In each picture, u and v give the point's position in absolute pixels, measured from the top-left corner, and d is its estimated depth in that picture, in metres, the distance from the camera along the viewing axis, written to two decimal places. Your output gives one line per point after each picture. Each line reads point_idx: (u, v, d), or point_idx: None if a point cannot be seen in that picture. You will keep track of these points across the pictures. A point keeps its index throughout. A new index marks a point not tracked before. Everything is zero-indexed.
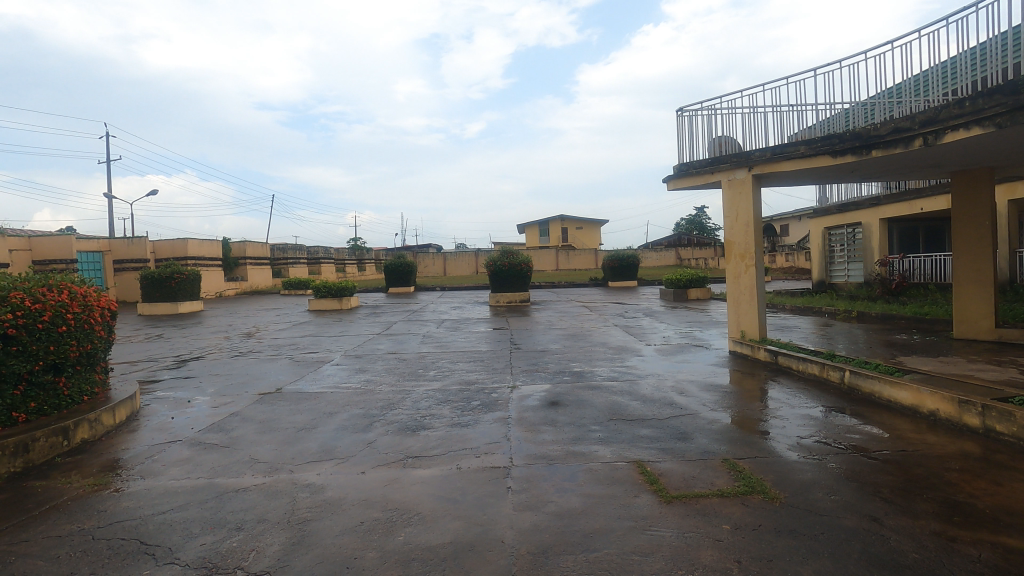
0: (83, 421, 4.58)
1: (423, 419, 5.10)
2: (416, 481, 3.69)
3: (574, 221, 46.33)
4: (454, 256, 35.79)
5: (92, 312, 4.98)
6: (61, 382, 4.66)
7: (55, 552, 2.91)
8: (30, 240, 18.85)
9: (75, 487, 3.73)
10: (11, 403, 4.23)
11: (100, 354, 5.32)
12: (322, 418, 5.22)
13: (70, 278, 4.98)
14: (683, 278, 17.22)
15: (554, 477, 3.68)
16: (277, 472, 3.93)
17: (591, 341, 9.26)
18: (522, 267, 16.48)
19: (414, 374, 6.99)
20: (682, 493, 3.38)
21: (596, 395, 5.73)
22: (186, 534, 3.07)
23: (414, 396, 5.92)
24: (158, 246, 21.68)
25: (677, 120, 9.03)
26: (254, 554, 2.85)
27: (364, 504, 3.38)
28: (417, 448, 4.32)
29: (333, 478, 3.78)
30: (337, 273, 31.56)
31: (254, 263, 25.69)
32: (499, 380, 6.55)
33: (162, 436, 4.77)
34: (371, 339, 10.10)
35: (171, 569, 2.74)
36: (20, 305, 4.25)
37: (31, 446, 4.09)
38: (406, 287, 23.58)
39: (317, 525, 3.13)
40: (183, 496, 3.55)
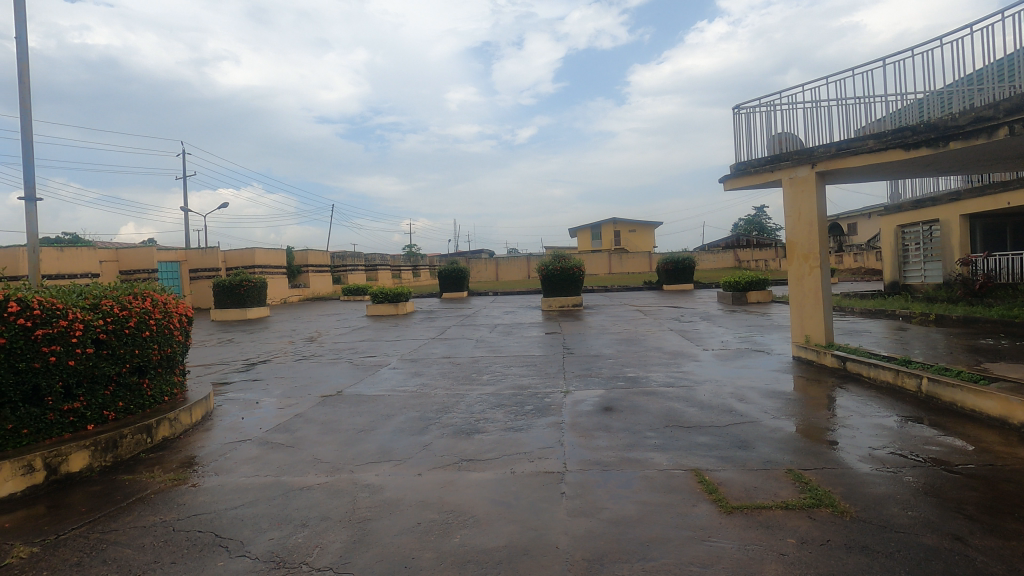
0: (164, 419, 4.92)
1: (477, 422, 5.16)
2: (471, 484, 3.75)
3: (626, 223, 45.60)
4: (506, 261, 36.03)
5: (171, 318, 5.38)
6: (145, 383, 5.04)
7: (141, 541, 3.14)
8: (118, 252, 20.49)
9: (157, 481, 4.01)
10: (103, 403, 4.59)
11: (179, 358, 5.69)
12: (380, 420, 5.37)
13: (152, 286, 5.38)
14: (742, 279, 16.61)
15: (609, 483, 3.64)
16: (338, 471, 4.08)
17: (646, 346, 9.07)
18: (574, 271, 16.41)
19: (468, 379, 7.08)
20: (743, 504, 3.27)
21: (651, 401, 5.61)
22: (256, 528, 3.24)
23: (468, 400, 6.00)
24: (229, 255, 23.02)
25: (733, 118, 8.77)
26: (318, 550, 2.98)
27: (421, 505, 3.46)
28: (471, 452, 4.39)
29: (391, 479, 3.89)
30: (393, 280, 32.48)
31: (317, 270, 26.82)
32: (552, 385, 6.53)
33: (234, 435, 5.06)
34: (426, 344, 10.30)
35: (243, 562, 2.89)
36: (110, 312, 4.62)
37: (119, 443, 4.42)
38: (460, 293, 23.92)
39: (376, 524, 3.23)
40: (253, 493, 3.75)
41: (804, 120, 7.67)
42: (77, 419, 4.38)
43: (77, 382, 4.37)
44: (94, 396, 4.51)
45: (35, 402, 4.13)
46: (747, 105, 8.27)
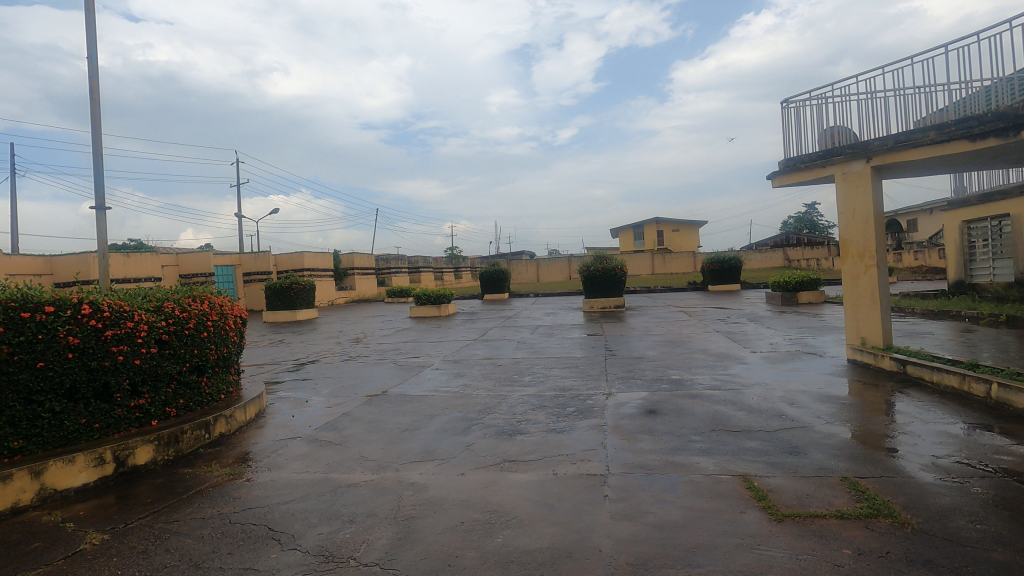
0: (221, 416, 5.16)
1: (519, 423, 5.17)
2: (513, 484, 3.76)
3: (670, 223, 44.74)
4: (547, 262, 35.98)
5: (227, 319, 5.64)
6: (203, 381, 5.30)
7: (200, 532, 3.30)
8: (178, 256, 21.58)
9: (214, 475, 4.21)
10: (165, 399, 4.85)
11: (234, 358, 5.95)
12: (424, 420, 5.46)
13: (210, 289, 5.66)
14: (792, 279, 16.03)
15: (653, 487, 3.58)
16: (384, 469, 4.17)
17: (691, 348, 8.88)
18: (616, 272, 16.24)
19: (510, 380, 7.10)
20: (795, 512, 3.15)
21: (696, 404, 5.49)
22: (306, 523, 3.35)
23: (510, 401, 6.02)
24: (280, 259, 23.89)
25: (782, 113, 8.48)
26: (365, 545, 3.06)
27: (464, 505, 3.49)
28: (514, 452, 4.40)
29: (435, 478, 3.95)
30: (436, 282, 32.97)
31: (362, 273, 27.50)
32: (594, 387, 6.47)
33: (285, 433, 5.24)
34: (468, 345, 10.39)
35: (294, 555, 3.00)
36: (172, 314, 4.89)
37: (180, 438, 4.66)
38: (501, 294, 24.04)
39: (421, 522, 3.29)
40: (303, 489, 3.88)
41: (858, 112, 7.35)
42: (142, 415, 4.64)
43: (143, 379, 4.63)
44: (157, 393, 4.77)
45: (105, 398, 4.40)
46: (796, 99, 7.99)
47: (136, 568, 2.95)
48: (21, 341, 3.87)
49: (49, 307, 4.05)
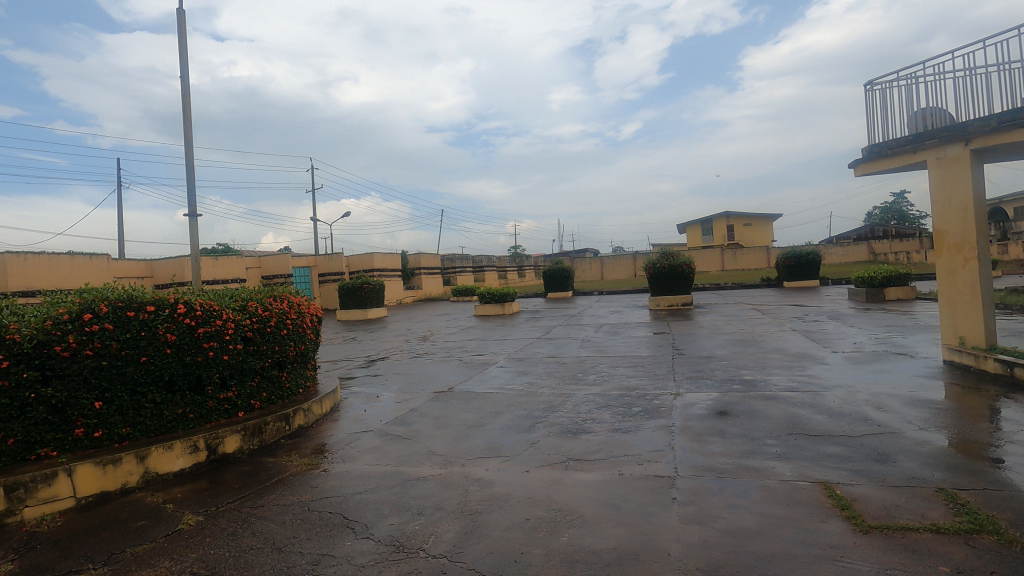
0: (300, 409, 5.46)
1: (584, 422, 5.13)
2: (578, 483, 3.74)
3: (741, 217, 42.89)
4: (612, 260, 35.48)
5: (304, 318, 5.97)
6: (284, 376, 5.63)
7: (282, 517, 3.52)
8: (260, 259, 22.92)
9: (294, 465, 4.46)
10: (250, 392, 5.19)
11: (311, 355, 6.28)
12: (489, 417, 5.53)
13: (289, 290, 6.01)
14: (878, 274, 14.96)
15: (724, 492, 3.45)
16: (451, 464, 4.27)
17: (764, 347, 8.47)
18: (684, 268, 15.79)
19: (574, 378, 7.06)
20: (883, 523, 2.94)
21: (770, 406, 5.24)
22: (378, 513, 3.49)
23: (575, 400, 5.99)
24: (352, 260, 24.95)
25: (865, 96, 7.92)
26: (433, 537, 3.14)
27: (529, 502, 3.51)
28: (578, 451, 4.38)
29: (500, 474, 4.00)
30: (500, 281, 33.32)
31: (428, 272, 28.21)
32: (661, 387, 6.31)
33: (358, 426, 5.48)
34: (533, 343, 10.42)
35: (367, 543, 3.13)
36: (255, 312, 5.24)
37: (264, 429, 4.98)
38: (565, 292, 23.94)
39: (487, 517, 3.34)
40: (375, 481, 4.04)
41: (953, 92, 6.73)
42: (231, 406, 4.99)
43: (230, 373, 4.99)
44: (243, 386, 5.12)
45: (198, 390, 4.77)
46: (881, 80, 7.43)
47: (226, 548, 3.18)
48: (127, 337, 4.27)
49: (150, 306, 4.44)
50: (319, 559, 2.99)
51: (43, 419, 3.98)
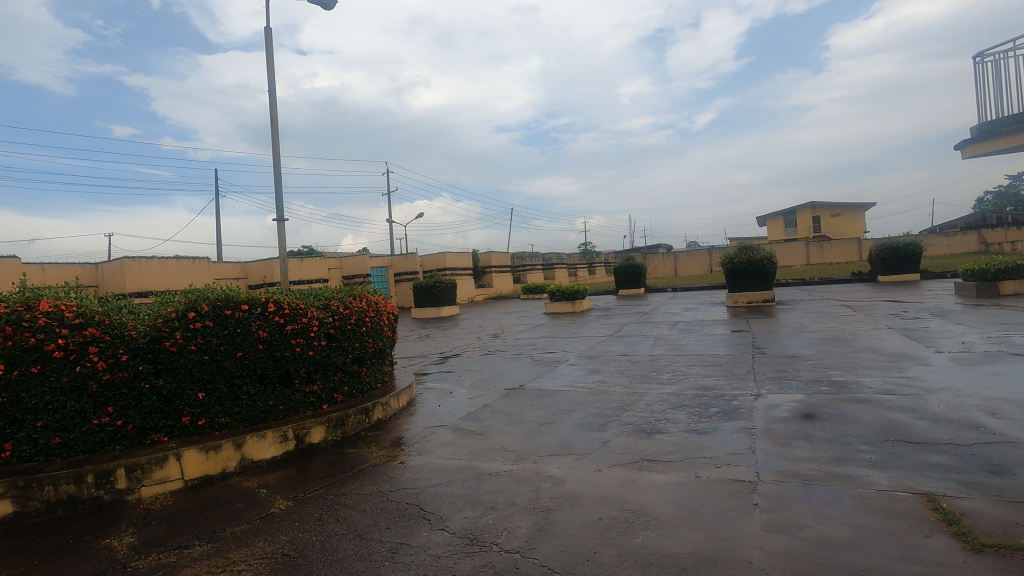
0: (379, 403, 5.70)
1: (658, 422, 5.00)
2: (652, 485, 3.65)
3: (828, 207, 40.18)
4: (686, 256, 34.33)
5: (382, 315, 6.24)
6: (363, 371, 5.90)
7: (363, 506, 3.70)
8: (341, 260, 24.12)
9: (374, 456, 4.67)
10: (333, 386, 5.48)
11: (388, 351, 6.53)
12: (560, 414, 5.52)
13: (367, 289, 6.29)
14: (990, 266, 13.52)
15: (811, 499, 3.25)
16: (523, 461, 4.30)
17: (856, 346, 7.89)
18: (764, 263, 15.04)
19: (647, 377, 6.91)
20: (998, 542, 2.66)
21: (864, 410, 4.87)
22: (452, 506, 3.58)
23: (648, 399, 5.86)
24: (426, 259, 25.73)
25: (975, 70, 7.18)
26: (506, 532, 3.18)
27: (602, 501, 3.48)
28: (652, 452, 4.28)
29: (572, 472, 3.98)
30: (570, 278, 33.22)
31: (499, 271, 28.57)
32: (739, 387, 6.04)
33: (432, 421, 5.63)
34: (604, 341, 10.30)
35: (442, 534, 3.22)
36: (337, 310, 5.53)
37: (346, 421, 5.24)
38: (638, 289, 23.45)
39: (559, 515, 3.34)
40: (449, 474, 4.15)
41: None
42: (316, 399, 5.29)
43: (316, 368, 5.29)
44: (327, 380, 5.41)
45: (287, 384, 5.10)
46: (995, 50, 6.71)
47: (313, 532, 3.38)
48: (225, 334, 4.65)
49: (244, 305, 4.80)
50: (397, 548, 3.11)
51: (156, 407, 4.41)
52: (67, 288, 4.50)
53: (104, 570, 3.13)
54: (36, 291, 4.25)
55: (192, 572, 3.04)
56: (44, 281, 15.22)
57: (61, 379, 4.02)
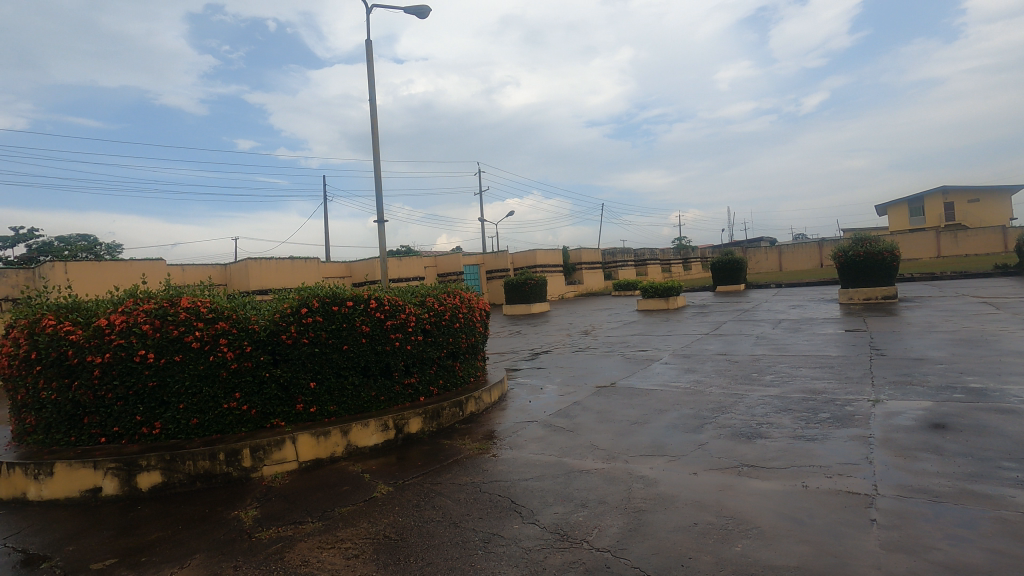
0: (472, 397, 5.88)
1: (760, 426, 4.72)
2: (753, 492, 3.46)
3: (964, 191, 35.62)
4: (792, 249, 31.97)
5: (474, 312, 6.43)
6: (457, 365, 6.12)
7: (457, 495, 3.84)
8: (437, 259, 25.07)
9: (468, 448, 4.83)
10: (429, 379, 5.73)
11: (480, 347, 6.72)
12: (653, 414, 5.38)
13: (461, 286, 6.52)
14: None
15: (940, 519, 2.92)
16: (614, 460, 4.25)
17: (999, 349, 6.95)
18: (884, 256, 13.67)
19: (748, 378, 6.54)
20: None
21: (1008, 421, 4.29)
22: (543, 501, 3.62)
23: (749, 401, 5.54)
24: (517, 257, 26.10)
25: None
26: (597, 531, 3.16)
27: (697, 506, 3.35)
28: (753, 457, 4.05)
29: (665, 474, 3.87)
30: (663, 274, 32.22)
31: (590, 267, 28.32)
32: (854, 391, 5.54)
33: (523, 416, 5.72)
34: (700, 339, 9.89)
35: (533, 528, 3.27)
36: (432, 307, 5.79)
37: (441, 413, 5.46)
38: (737, 285, 22.21)
39: (652, 517, 3.26)
40: (540, 469, 4.19)
41: None
42: (414, 391, 5.56)
43: (413, 362, 5.56)
44: (423, 373, 5.67)
45: (388, 376, 5.40)
46: None
47: (412, 518, 3.56)
48: (333, 328, 5.02)
49: (350, 302, 5.16)
50: (490, 538, 3.20)
51: (275, 394, 4.86)
52: (202, 286, 5.08)
53: (234, 538, 3.51)
54: (178, 289, 4.85)
55: (305, 546, 3.32)
56: (185, 281, 17.27)
57: (198, 367, 4.55)
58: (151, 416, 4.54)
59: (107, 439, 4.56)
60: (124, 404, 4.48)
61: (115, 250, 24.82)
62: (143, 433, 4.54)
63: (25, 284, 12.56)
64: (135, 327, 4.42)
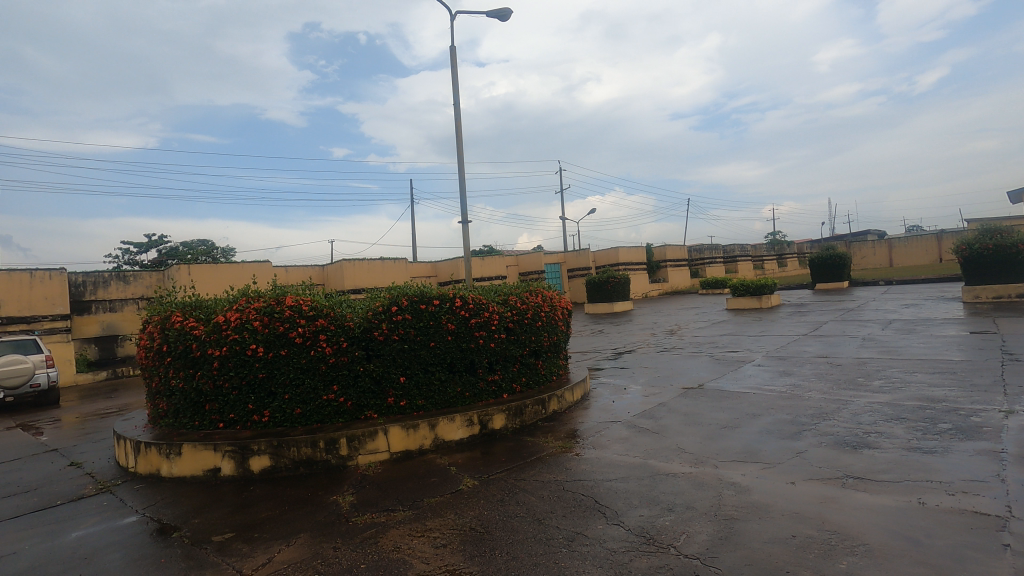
0: (554, 395, 5.89)
1: (867, 435, 4.36)
2: (860, 505, 3.21)
3: None
4: (905, 243, 29.10)
5: (556, 310, 6.45)
6: (539, 364, 6.17)
7: (541, 492, 3.87)
8: (518, 258, 25.39)
9: (551, 446, 4.85)
10: (512, 376, 5.82)
11: (563, 345, 6.73)
12: (745, 418, 5.12)
13: (542, 285, 6.56)
14: None
15: None
16: (702, 464, 4.10)
17: None
18: (1018, 249, 12.10)
19: (852, 383, 6.04)
20: None
21: None
22: (628, 502, 3.56)
23: (854, 408, 5.13)
24: (598, 255, 25.80)
25: None
26: (685, 537, 3.07)
27: (795, 517, 3.16)
28: (860, 468, 3.75)
29: (760, 482, 3.67)
30: (755, 271, 30.52)
31: (675, 265, 27.39)
32: (981, 401, 4.96)
33: (606, 416, 5.65)
34: (797, 340, 9.28)
35: (618, 529, 3.23)
36: (514, 306, 5.87)
37: (523, 411, 5.53)
38: (840, 282, 20.56)
39: (745, 526, 3.11)
40: (625, 470, 4.13)
41: None
42: (497, 388, 5.66)
43: (497, 359, 5.67)
44: (507, 371, 5.77)
45: (472, 372, 5.55)
46: None
47: (497, 512, 3.64)
48: (421, 326, 5.23)
49: (437, 300, 5.35)
50: (574, 537, 3.20)
51: (368, 387, 5.14)
52: (303, 285, 5.48)
53: (334, 521, 3.76)
54: (283, 288, 5.26)
55: (397, 533, 3.49)
56: (288, 281, 18.69)
57: (301, 361, 4.91)
58: (262, 405, 4.96)
59: (224, 425, 5.04)
60: (238, 393, 4.93)
61: (230, 254, 27.36)
62: (254, 420, 4.97)
63: (157, 284, 14.17)
64: (247, 323, 4.85)
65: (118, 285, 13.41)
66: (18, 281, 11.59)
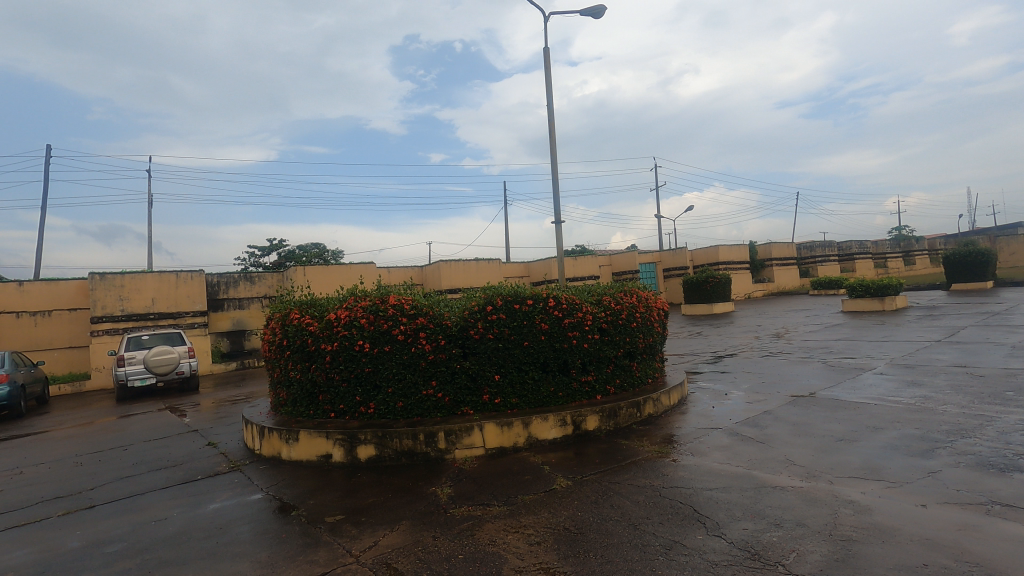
0: (650, 398, 5.74)
1: (1018, 458, 3.81)
2: (1007, 536, 2.82)
3: None
4: None
5: (651, 312, 6.28)
6: (633, 365, 6.04)
7: (636, 497, 3.79)
8: (611, 258, 25.00)
9: (646, 450, 4.73)
10: (606, 377, 5.74)
11: (659, 347, 6.53)
12: (865, 431, 4.68)
13: (638, 286, 6.41)
14: None
15: None
16: (815, 479, 3.80)
17: None
18: None
19: (999, 397, 5.31)
20: None
21: None
22: (730, 514, 3.39)
23: (1001, 425, 4.50)
24: (696, 254, 24.77)
25: None
26: (795, 555, 2.87)
27: (926, 544, 2.84)
28: (1009, 494, 3.29)
29: (883, 502, 3.34)
30: (876, 270, 27.73)
31: (782, 263, 25.58)
32: None
33: (706, 422, 5.41)
34: (929, 347, 8.30)
35: (718, 542, 3.08)
36: (607, 306, 5.78)
37: (617, 413, 5.44)
38: (982, 283, 18.13)
39: (865, 549, 2.85)
40: (726, 480, 3.93)
41: None
42: (590, 389, 5.62)
43: (590, 360, 5.63)
44: (600, 372, 5.70)
45: (566, 372, 5.55)
46: None
47: (591, 513, 3.62)
48: (515, 325, 5.31)
49: (530, 300, 5.40)
50: (671, 545, 3.10)
51: (465, 384, 5.32)
52: (405, 285, 5.76)
53: (432, 511, 3.93)
54: (386, 287, 5.57)
55: (492, 527, 3.58)
56: (390, 281, 19.79)
57: (403, 357, 5.18)
58: (368, 397, 5.30)
59: (335, 414, 5.43)
60: (348, 385, 5.30)
61: (338, 256, 29.44)
62: (361, 412, 5.32)
63: (278, 284, 15.56)
64: (355, 320, 5.20)
65: (245, 285, 14.88)
66: (166, 282, 13.25)
